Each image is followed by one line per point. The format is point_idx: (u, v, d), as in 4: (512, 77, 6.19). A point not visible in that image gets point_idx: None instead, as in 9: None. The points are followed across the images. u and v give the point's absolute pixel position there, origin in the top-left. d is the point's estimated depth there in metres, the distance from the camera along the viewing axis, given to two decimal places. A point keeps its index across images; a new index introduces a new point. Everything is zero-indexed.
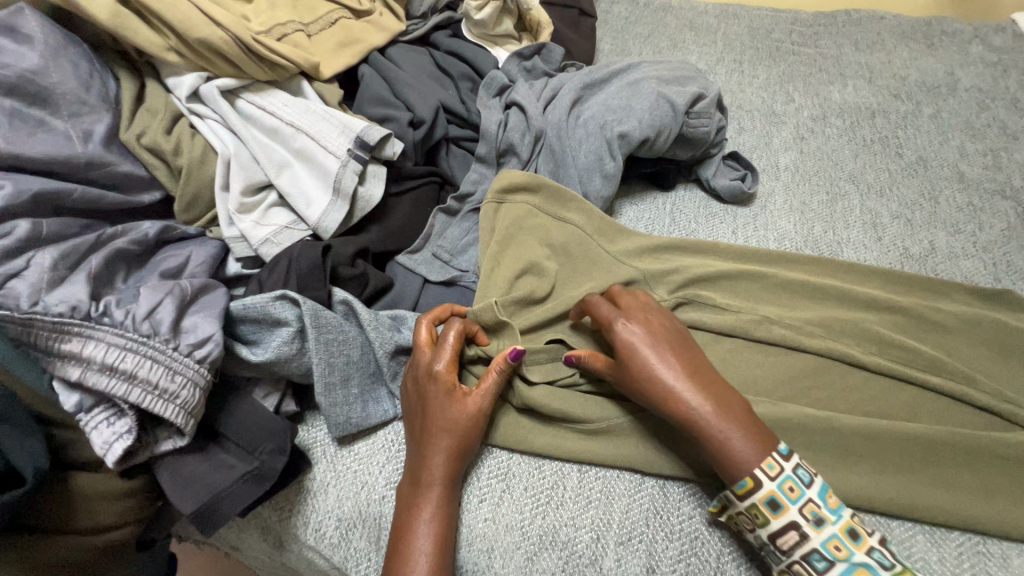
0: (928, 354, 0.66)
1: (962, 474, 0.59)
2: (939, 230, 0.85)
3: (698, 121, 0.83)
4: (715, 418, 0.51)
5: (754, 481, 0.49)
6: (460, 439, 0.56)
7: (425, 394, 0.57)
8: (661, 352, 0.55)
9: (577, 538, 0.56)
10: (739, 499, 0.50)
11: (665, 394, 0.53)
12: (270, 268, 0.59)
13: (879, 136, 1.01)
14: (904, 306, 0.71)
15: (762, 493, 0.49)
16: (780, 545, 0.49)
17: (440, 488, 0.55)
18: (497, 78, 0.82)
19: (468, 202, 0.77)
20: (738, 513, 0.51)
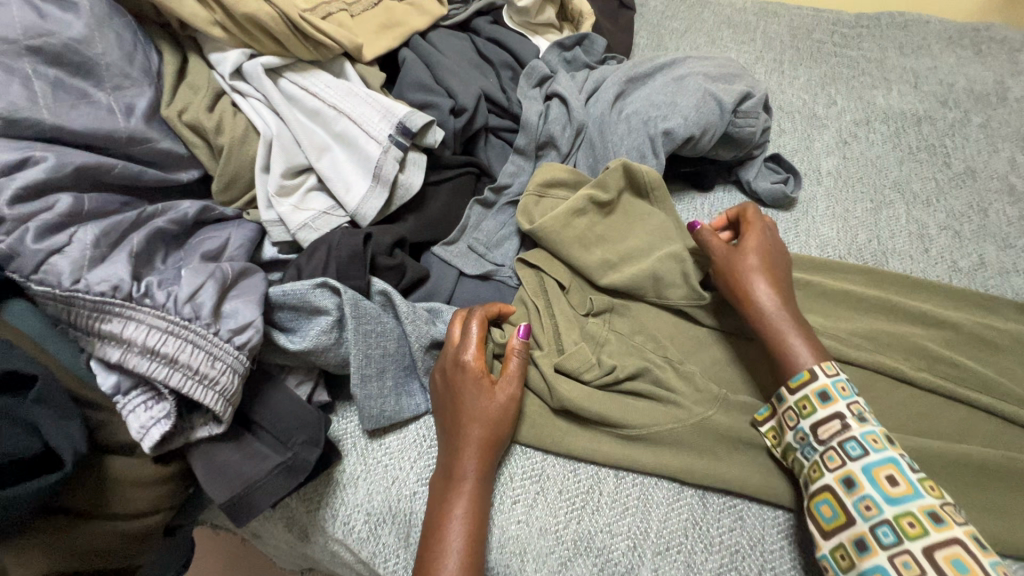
0: (980, 373, 0.64)
1: (1017, 499, 0.57)
2: (989, 243, 0.82)
3: (745, 121, 0.80)
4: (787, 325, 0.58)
5: (811, 374, 0.54)
6: (492, 429, 0.55)
7: (456, 384, 0.56)
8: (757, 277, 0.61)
9: (613, 545, 0.54)
10: (789, 392, 0.54)
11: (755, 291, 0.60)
12: (308, 254, 0.57)
13: (926, 144, 0.98)
14: (955, 321, 0.68)
15: (815, 385, 0.53)
16: (820, 435, 0.52)
17: (473, 481, 0.53)
18: (539, 68, 0.80)
19: (505, 194, 0.74)
20: (786, 409, 0.55)
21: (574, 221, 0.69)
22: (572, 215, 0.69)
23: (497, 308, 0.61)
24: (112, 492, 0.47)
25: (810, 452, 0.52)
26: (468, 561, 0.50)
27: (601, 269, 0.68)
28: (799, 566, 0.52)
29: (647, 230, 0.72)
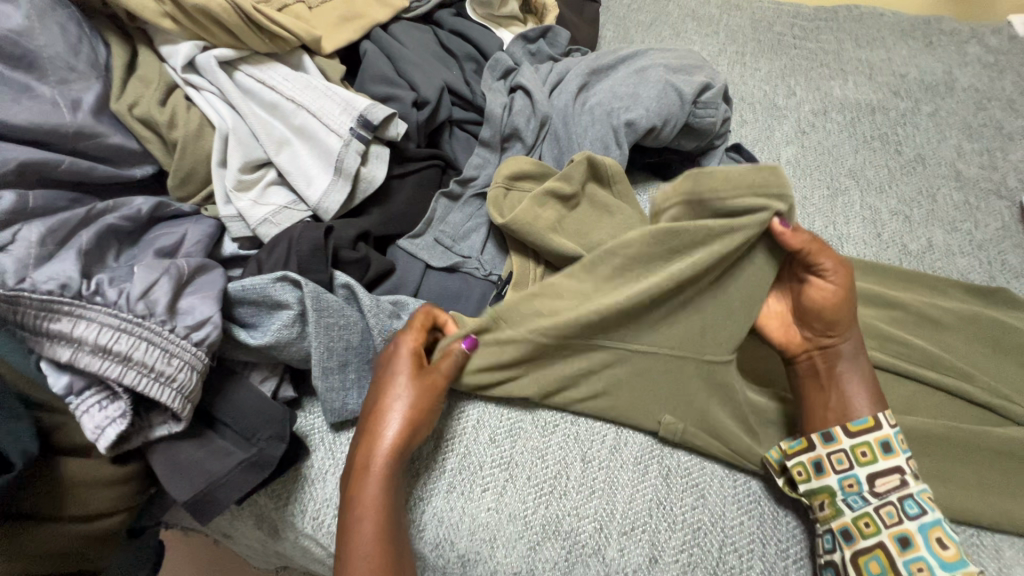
0: (927, 351, 0.67)
1: (960, 469, 0.60)
2: (937, 227, 0.85)
3: (705, 111, 0.81)
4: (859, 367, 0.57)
5: (874, 422, 0.54)
6: (407, 420, 0.53)
7: (381, 375, 0.55)
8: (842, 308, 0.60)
9: (580, 528, 0.55)
10: (850, 434, 0.54)
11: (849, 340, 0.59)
12: (269, 249, 0.57)
13: (879, 133, 1.01)
14: (903, 302, 0.72)
15: (878, 434, 0.54)
16: (875, 487, 0.52)
17: (377, 470, 0.51)
18: (502, 61, 0.81)
19: (471, 186, 0.75)
20: (838, 451, 0.54)
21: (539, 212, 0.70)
22: (535, 207, 0.70)
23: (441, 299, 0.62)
24: (70, 495, 0.46)
25: (860, 502, 0.52)
26: (361, 555, 0.48)
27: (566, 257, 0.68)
28: (757, 539, 0.54)
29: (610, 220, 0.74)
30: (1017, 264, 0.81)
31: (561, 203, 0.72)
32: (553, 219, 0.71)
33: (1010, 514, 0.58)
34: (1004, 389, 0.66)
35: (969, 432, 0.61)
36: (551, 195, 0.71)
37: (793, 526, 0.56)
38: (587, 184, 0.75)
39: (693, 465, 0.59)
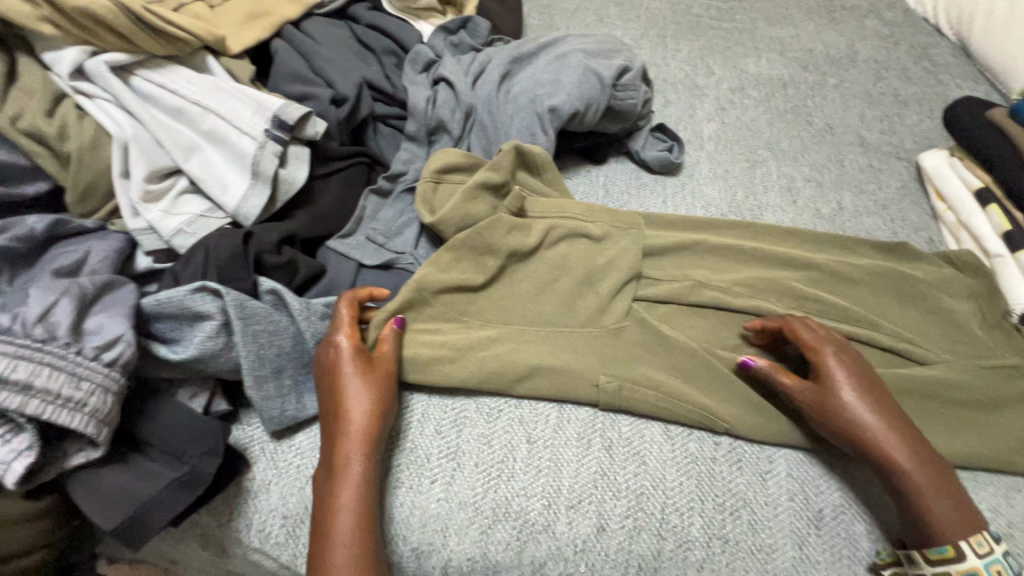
0: (840, 305, 0.72)
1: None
2: (846, 190, 0.92)
3: (625, 93, 0.84)
4: (917, 472, 0.53)
5: (956, 551, 0.50)
6: (375, 411, 0.55)
7: (332, 370, 0.56)
8: (862, 395, 0.56)
9: (528, 507, 0.57)
10: (927, 563, 0.51)
11: (880, 449, 0.54)
12: (185, 260, 0.54)
13: (791, 106, 1.07)
14: (818, 262, 0.76)
15: (963, 566, 0.50)
16: None
17: (358, 466, 0.53)
18: (423, 53, 0.81)
19: (401, 181, 0.75)
20: (918, 574, 0.51)
21: (472, 205, 0.71)
22: (468, 200, 0.71)
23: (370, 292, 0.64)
24: None
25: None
26: (356, 547, 0.50)
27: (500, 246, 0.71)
28: (695, 497, 0.57)
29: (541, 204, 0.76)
30: (915, 219, 0.88)
31: (494, 194, 0.73)
32: (488, 211, 0.72)
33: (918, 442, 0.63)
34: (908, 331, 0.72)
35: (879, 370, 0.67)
36: (483, 186, 0.72)
37: (738, 478, 0.59)
38: (516, 172, 0.77)
39: (633, 435, 0.61)
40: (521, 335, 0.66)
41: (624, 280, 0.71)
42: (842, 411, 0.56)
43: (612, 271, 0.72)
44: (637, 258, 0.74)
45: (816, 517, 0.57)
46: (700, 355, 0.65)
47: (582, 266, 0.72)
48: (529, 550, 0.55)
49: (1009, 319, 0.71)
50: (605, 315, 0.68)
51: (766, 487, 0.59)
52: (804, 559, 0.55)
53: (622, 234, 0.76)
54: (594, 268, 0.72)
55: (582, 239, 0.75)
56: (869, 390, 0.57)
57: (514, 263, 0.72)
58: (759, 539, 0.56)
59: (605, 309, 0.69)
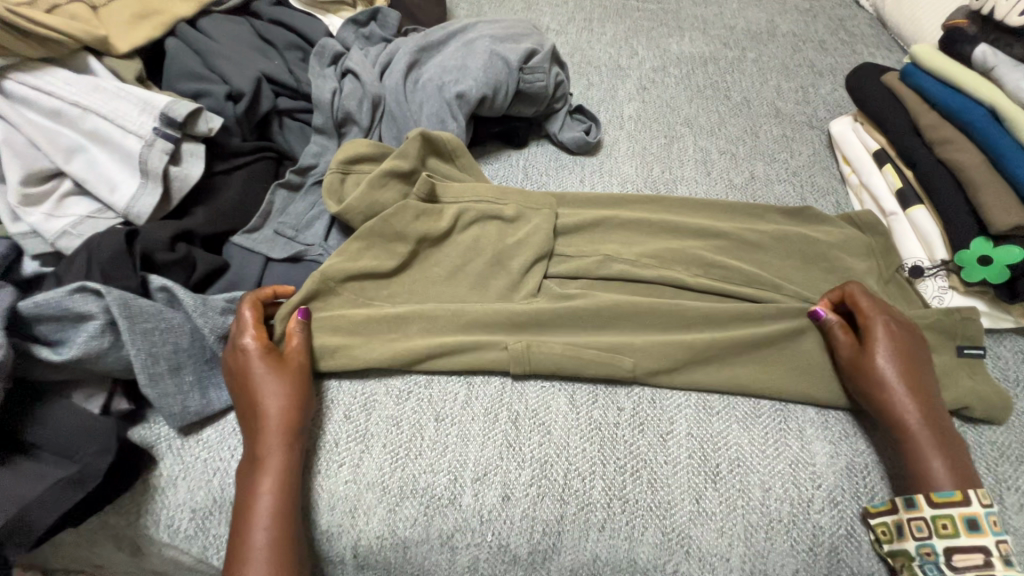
0: (744, 272, 0.73)
1: (788, 364, 0.65)
2: (759, 160, 0.94)
3: (533, 76, 0.84)
4: (926, 434, 0.56)
5: (960, 496, 0.53)
6: (290, 404, 0.55)
7: (242, 368, 0.56)
8: (899, 361, 0.59)
9: (435, 482, 0.58)
10: (931, 504, 0.53)
11: (893, 410, 0.57)
12: (68, 262, 0.55)
13: (710, 82, 1.09)
14: (725, 231, 0.77)
15: (965, 510, 0.52)
16: (953, 560, 0.52)
17: (279, 456, 0.53)
18: (329, 46, 0.81)
19: (311, 174, 0.75)
20: (915, 518, 0.53)
21: (379, 194, 0.71)
22: (374, 188, 0.71)
23: (273, 291, 0.64)
24: None
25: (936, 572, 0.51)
26: (275, 538, 0.50)
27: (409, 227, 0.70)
28: (597, 461, 0.59)
29: (453, 187, 0.75)
30: (825, 184, 0.90)
31: (403, 181, 0.73)
32: (397, 198, 0.72)
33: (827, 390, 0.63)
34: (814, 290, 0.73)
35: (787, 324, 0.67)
36: (390, 174, 0.72)
37: (640, 440, 0.61)
38: (427, 159, 0.77)
39: (539, 408, 0.63)
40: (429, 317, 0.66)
41: (534, 259, 0.72)
42: (875, 375, 0.58)
43: (524, 249, 0.72)
44: (548, 235, 0.74)
45: (714, 472, 0.59)
46: (603, 322, 0.68)
47: (491, 248, 0.73)
48: (436, 524, 0.57)
49: (901, 272, 0.74)
50: (516, 293, 0.70)
51: (667, 447, 0.61)
52: (702, 512, 0.57)
53: (535, 213, 0.76)
54: (504, 248, 0.72)
55: (494, 221, 0.75)
56: (900, 353, 0.59)
57: (426, 248, 0.72)
58: (658, 496, 0.58)
59: (516, 287, 0.71)
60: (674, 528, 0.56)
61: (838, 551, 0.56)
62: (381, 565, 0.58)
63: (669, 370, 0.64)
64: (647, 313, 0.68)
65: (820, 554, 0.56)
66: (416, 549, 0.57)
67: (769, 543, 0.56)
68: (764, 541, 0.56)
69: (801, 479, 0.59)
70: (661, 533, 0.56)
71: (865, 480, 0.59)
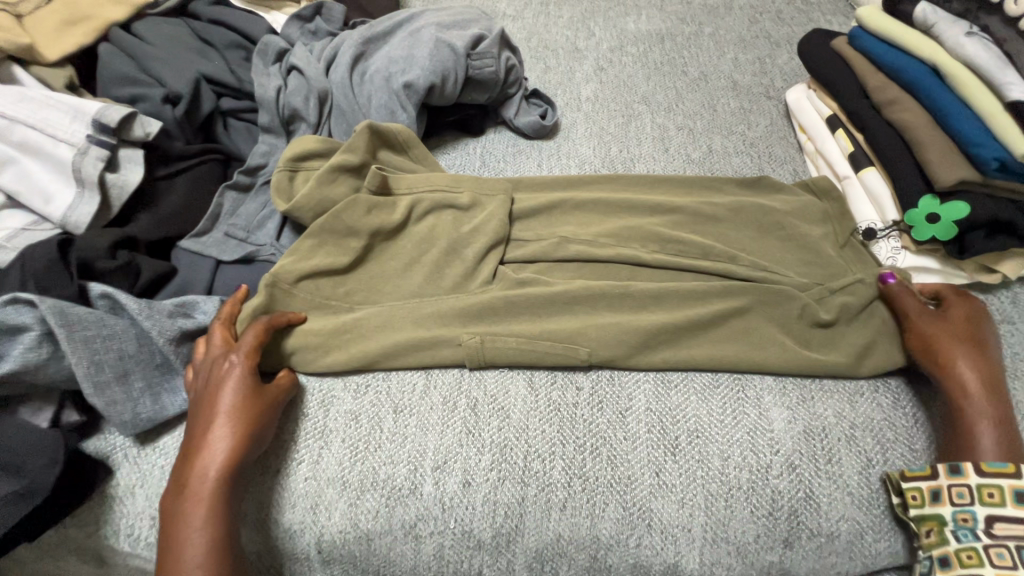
0: (700, 243, 0.71)
1: (744, 336, 0.65)
2: (717, 133, 0.93)
3: (481, 62, 0.84)
4: (982, 402, 0.56)
5: (1015, 468, 0.51)
6: (250, 436, 0.53)
7: (210, 390, 0.55)
8: (961, 336, 0.60)
9: (395, 474, 0.58)
10: (977, 471, 0.52)
11: (952, 375, 0.58)
12: (2, 275, 0.54)
13: (668, 58, 1.07)
14: (681, 204, 0.75)
15: (1017, 483, 0.51)
16: (993, 528, 0.51)
17: (213, 489, 0.51)
18: (272, 43, 0.80)
19: (260, 174, 0.74)
20: (958, 484, 0.52)
21: (330, 189, 0.69)
22: (324, 184, 0.68)
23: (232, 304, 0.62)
24: None
25: (969, 537, 0.51)
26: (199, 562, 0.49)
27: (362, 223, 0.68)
28: (556, 441, 0.59)
29: (405, 177, 0.73)
30: (782, 154, 0.90)
31: (354, 176, 0.71)
32: (348, 193, 0.70)
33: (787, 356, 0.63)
34: (778, 259, 0.71)
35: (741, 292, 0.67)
36: (340, 170, 0.70)
37: (599, 418, 0.61)
38: (378, 152, 0.75)
39: (499, 394, 0.63)
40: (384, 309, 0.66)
41: (488, 246, 0.70)
42: (941, 340, 0.60)
43: (478, 236, 0.70)
44: (503, 222, 0.72)
45: (673, 445, 0.60)
46: (561, 302, 0.67)
47: (445, 237, 0.70)
48: (397, 514, 0.57)
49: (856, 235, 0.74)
50: (471, 283, 0.69)
51: (626, 423, 0.61)
52: (662, 485, 0.57)
53: (489, 199, 0.74)
54: (457, 237, 0.70)
55: (448, 210, 0.73)
56: (960, 333, 0.60)
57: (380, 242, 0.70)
58: (619, 472, 0.58)
59: (471, 275, 0.69)
60: (634, 502, 0.57)
61: (797, 513, 0.56)
62: (346, 559, 0.58)
63: (628, 352, 0.64)
64: (604, 292, 0.67)
65: (780, 517, 0.56)
66: (380, 541, 0.57)
67: (730, 510, 0.56)
68: (725, 509, 0.56)
69: (759, 446, 0.59)
70: (623, 508, 0.57)
71: (822, 442, 0.59)
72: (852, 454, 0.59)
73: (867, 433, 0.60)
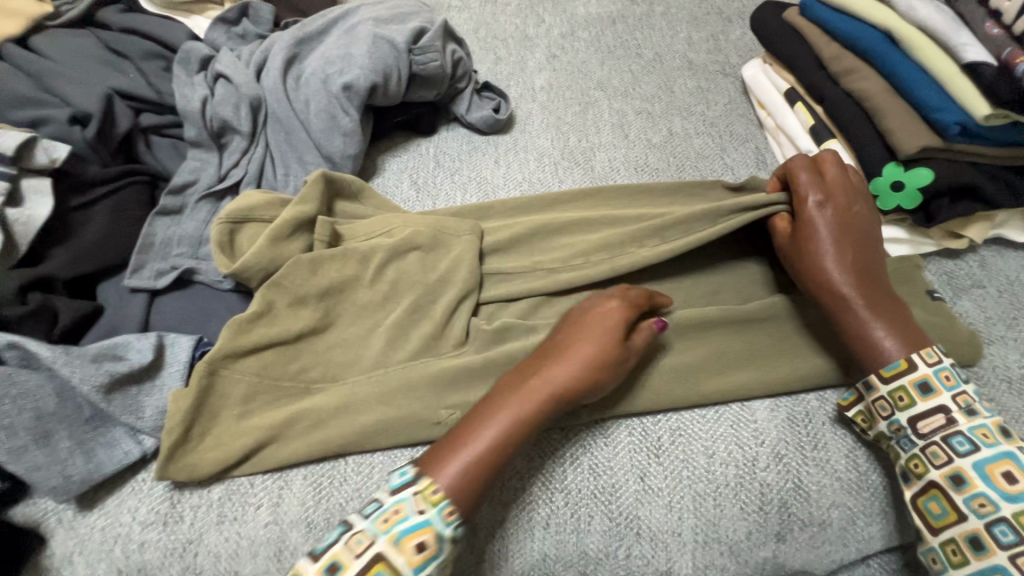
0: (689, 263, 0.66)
1: (743, 344, 0.61)
2: (675, 115, 0.91)
3: (425, 56, 0.79)
4: (861, 303, 0.54)
5: (908, 363, 0.51)
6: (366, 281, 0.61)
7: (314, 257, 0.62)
8: (831, 241, 0.57)
9: (364, 508, 0.54)
10: (883, 382, 0.52)
11: (821, 287, 0.56)
12: None
13: (621, 41, 1.04)
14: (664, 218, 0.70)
15: (914, 375, 0.51)
16: (920, 429, 0.50)
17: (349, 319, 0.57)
18: (194, 50, 0.74)
19: (191, 192, 0.68)
20: (877, 399, 0.52)
21: (282, 247, 0.63)
22: (274, 242, 0.63)
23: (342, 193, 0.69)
24: None
25: (908, 445, 0.51)
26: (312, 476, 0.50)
27: (316, 271, 0.63)
28: (536, 454, 0.57)
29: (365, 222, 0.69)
30: (742, 132, 0.88)
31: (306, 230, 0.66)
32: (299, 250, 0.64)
33: (792, 369, 0.59)
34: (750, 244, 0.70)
35: (736, 317, 0.62)
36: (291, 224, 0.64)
37: (578, 427, 0.58)
38: (333, 203, 0.71)
39: None
40: (351, 380, 0.60)
41: (458, 298, 0.64)
42: (810, 257, 0.57)
43: (448, 288, 0.64)
44: (473, 267, 0.66)
45: (655, 446, 0.57)
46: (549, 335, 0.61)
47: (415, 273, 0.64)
48: None
49: None
50: (443, 342, 0.62)
51: (605, 428, 0.58)
52: (648, 490, 0.55)
53: (454, 239, 0.67)
54: (426, 289, 0.64)
55: (412, 252, 0.66)
56: (833, 227, 0.57)
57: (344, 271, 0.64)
58: (602, 482, 0.55)
59: (442, 334, 0.62)
60: (620, 511, 0.54)
61: (788, 505, 0.54)
62: None
63: (622, 388, 0.58)
64: None
65: (770, 511, 0.54)
66: None
67: (719, 508, 0.54)
68: (714, 508, 0.54)
69: (744, 439, 0.57)
70: (608, 518, 0.54)
71: (807, 428, 0.58)
72: (839, 437, 0.57)
73: None
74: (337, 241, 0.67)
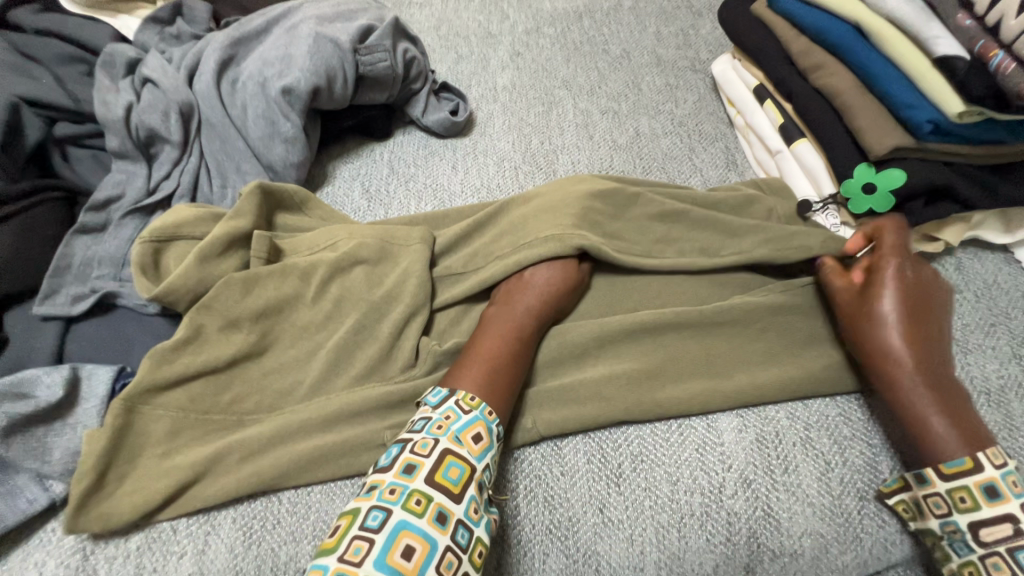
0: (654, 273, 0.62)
1: (706, 358, 0.57)
2: (642, 114, 0.87)
3: (372, 57, 0.74)
4: (921, 389, 0.49)
5: (973, 462, 0.45)
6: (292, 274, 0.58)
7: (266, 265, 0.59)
8: (899, 311, 0.52)
9: (298, 553, 0.50)
10: (942, 479, 0.46)
11: (877, 358, 0.51)
12: None
13: (587, 37, 0.99)
14: None
15: (981, 477, 0.45)
16: (981, 536, 0.44)
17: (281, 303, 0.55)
18: (119, 53, 0.68)
19: (115, 208, 0.63)
20: (933, 495, 0.47)
21: (213, 265, 0.57)
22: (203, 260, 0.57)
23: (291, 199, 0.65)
24: None
25: (963, 550, 0.45)
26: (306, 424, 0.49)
27: (252, 290, 0.57)
28: None
29: (306, 235, 0.63)
30: (712, 131, 0.84)
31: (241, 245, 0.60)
32: (232, 267, 0.58)
33: (758, 385, 0.56)
34: None
35: (699, 330, 0.58)
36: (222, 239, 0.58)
37: (532, 455, 0.54)
38: (273, 215, 0.65)
39: None
40: (288, 411, 0.55)
41: (406, 316, 0.58)
42: (869, 325, 0.52)
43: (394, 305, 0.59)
44: (423, 278, 0.60)
45: (616, 474, 0.53)
46: None
47: (358, 290, 0.59)
48: None
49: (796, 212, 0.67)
50: (389, 366, 0.57)
51: (561, 455, 0.54)
52: (607, 522, 0.51)
53: (403, 250, 0.61)
54: (370, 305, 0.58)
55: (357, 267, 0.60)
56: (903, 296, 0.52)
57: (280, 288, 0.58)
58: (558, 516, 0.51)
59: (388, 358, 0.57)
60: (577, 547, 0.50)
61: (757, 536, 0.50)
62: None
63: (576, 408, 0.55)
64: (542, 354, 0.57)
65: (739, 543, 0.50)
66: None
67: (684, 541, 0.50)
68: (679, 540, 0.50)
69: (710, 464, 0.53)
70: (565, 556, 0.49)
71: (777, 450, 0.54)
72: (810, 459, 0.54)
73: (822, 433, 0.55)
74: (278, 257, 0.61)
